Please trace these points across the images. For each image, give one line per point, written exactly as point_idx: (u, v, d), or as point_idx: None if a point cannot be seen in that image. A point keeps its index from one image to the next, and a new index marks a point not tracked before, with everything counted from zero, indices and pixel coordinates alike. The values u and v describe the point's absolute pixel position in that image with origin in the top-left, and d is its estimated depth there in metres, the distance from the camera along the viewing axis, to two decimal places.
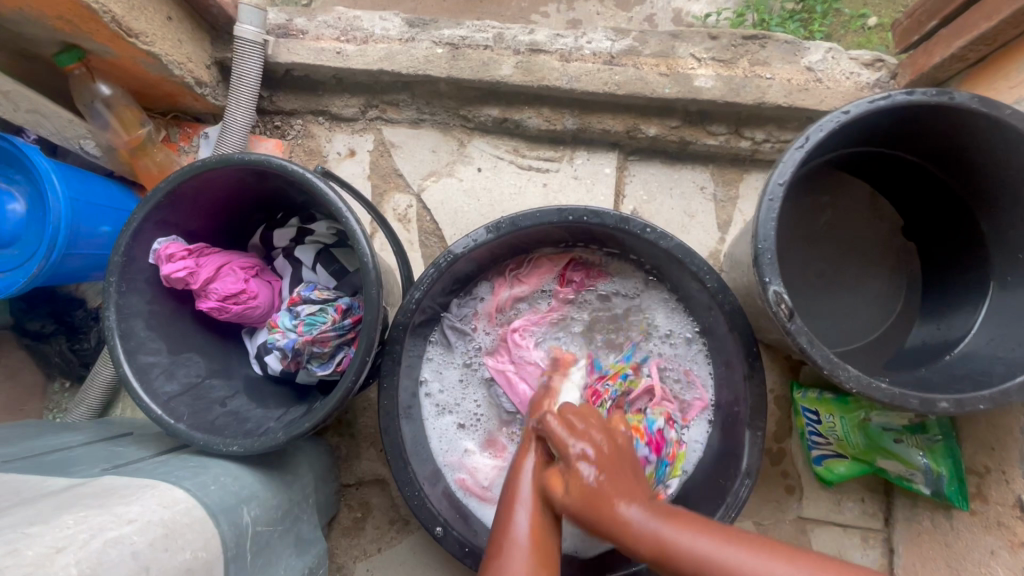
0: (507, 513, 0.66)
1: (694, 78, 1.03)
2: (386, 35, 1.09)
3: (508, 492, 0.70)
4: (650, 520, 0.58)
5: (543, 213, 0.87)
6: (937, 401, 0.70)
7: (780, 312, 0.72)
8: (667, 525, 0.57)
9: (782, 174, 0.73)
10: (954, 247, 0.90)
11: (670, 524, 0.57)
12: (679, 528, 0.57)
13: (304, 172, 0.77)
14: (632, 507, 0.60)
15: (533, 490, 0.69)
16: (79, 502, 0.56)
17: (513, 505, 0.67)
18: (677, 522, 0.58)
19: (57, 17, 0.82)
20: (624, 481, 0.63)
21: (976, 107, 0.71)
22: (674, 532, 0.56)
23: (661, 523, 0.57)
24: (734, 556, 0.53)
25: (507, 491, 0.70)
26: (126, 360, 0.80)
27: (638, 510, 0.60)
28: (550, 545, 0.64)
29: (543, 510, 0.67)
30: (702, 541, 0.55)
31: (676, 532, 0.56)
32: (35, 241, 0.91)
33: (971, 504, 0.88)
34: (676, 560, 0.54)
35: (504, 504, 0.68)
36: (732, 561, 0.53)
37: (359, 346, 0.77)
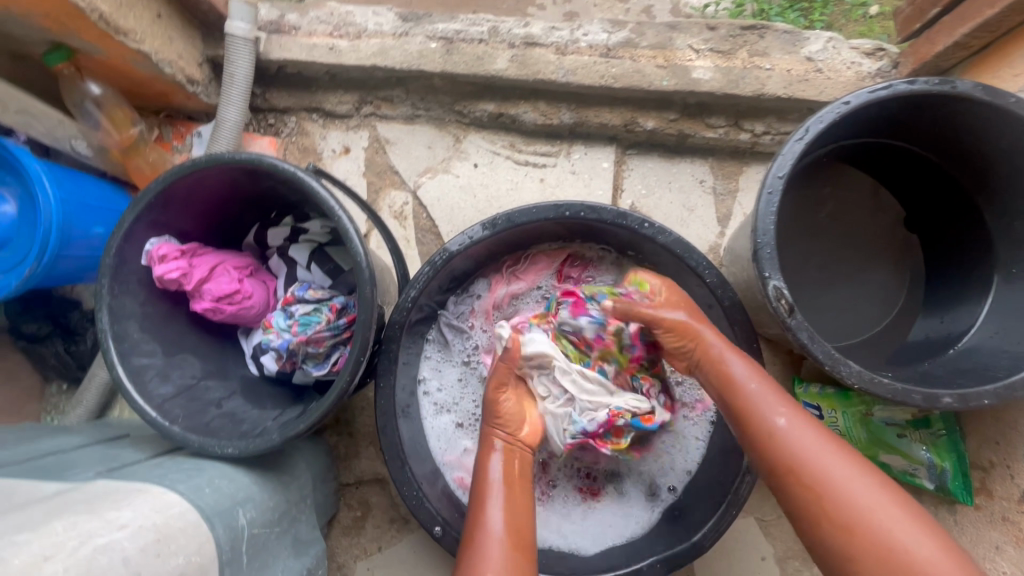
0: (480, 510, 0.74)
1: (692, 70, 1.02)
2: (380, 31, 1.08)
3: (479, 489, 0.77)
4: (806, 439, 0.66)
5: (539, 209, 0.85)
6: (941, 396, 0.69)
7: (780, 307, 0.71)
8: (813, 443, 0.65)
9: (782, 167, 0.72)
10: (956, 240, 0.89)
11: (808, 446, 0.65)
12: (826, 452, 0.64)
13: (296, 170, 0.76)
14: (794, 431, 0.67)
15: (501, 489, 0.77)
16: (71, 508, 0.55)
17: (486, 499, 0.75)
18: (829, 441, 0.65)
19: (44, 16, 0.81)
20: (776, 400, 0.69)
21: (980, 97, 0.69)
22: (830, 462, 0.63)
23: (817, 444, 0.65)
24: (883, 501, 0.60)
25: (478, 486, 0.78)
26: (120, 363, 0.79)
27: (800, 433, 0.66)
28: (522, 529, 0.73)
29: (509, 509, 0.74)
30: (861, 476, 0.62)
31: (836, 466, 0.63)
32: (26, 243, 0.90)
33: (975, 499, 0.87)
34: (818, 485, 0.62)
35: (475, 502, 0.76)
36: (882, 513, 0.59)
37: (354, 346, 0.75)
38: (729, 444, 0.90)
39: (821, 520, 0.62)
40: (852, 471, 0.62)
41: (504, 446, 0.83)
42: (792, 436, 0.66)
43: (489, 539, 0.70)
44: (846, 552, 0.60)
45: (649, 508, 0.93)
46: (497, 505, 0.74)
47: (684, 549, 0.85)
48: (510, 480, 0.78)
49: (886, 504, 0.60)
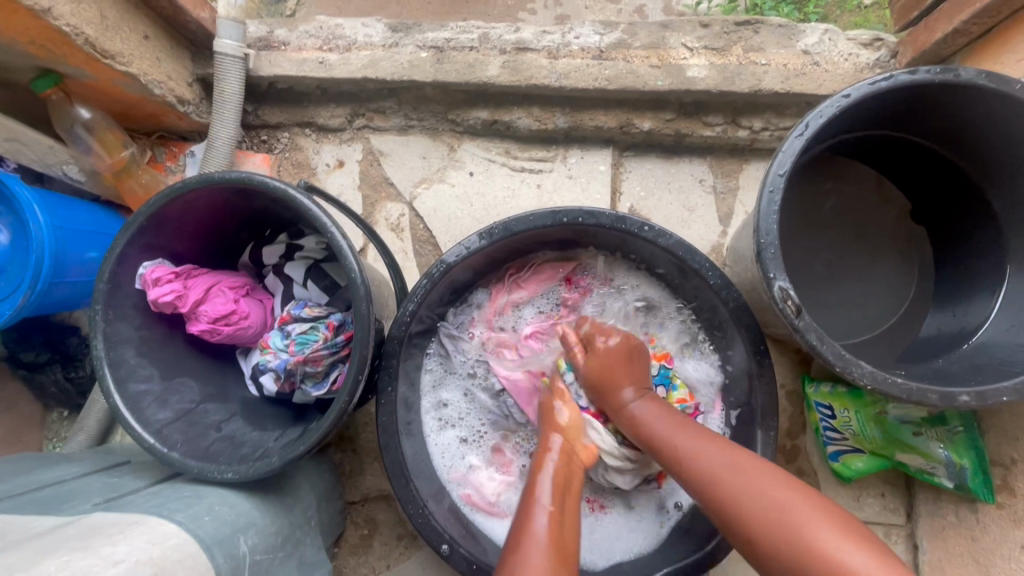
0: (527, 510, 0.71)
1: (687, 69, 1.00)
2: (369, 42, 1.07)
3: (528, 493, 0.74)
4: (710, 449, 0.69)
5: (537, 216, 0.83)
6: (958, 395, 0.67)
7: (786, 309, 0.69)
8: (707, 460, 0.68)
9: (783, 164, 0.70)
10: (966, 229, 0.87)
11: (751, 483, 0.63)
12: (731, 460, 0.67)
13: (286, 189, 0.75)
14: (692, 447, 0.70)
15: (548, 488, 0.73)
16: (65, 545, 0.54)
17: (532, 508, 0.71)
18: (730, 450, 0.68)
19: (28, 42, 0.80)
20: (711, 437, 0.71)
21: (984, 84, 0.67)
22: (734, 473, 0.65)
23: (715, 451, 0.68)
24: (742, 475, 0.64)
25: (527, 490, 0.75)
26: (116, 390, 0.78)
27: (699, 444, 0.70)
28: (566, 539, 0.67)
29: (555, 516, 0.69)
30: (761, 476, 0.63)
31: (745, 477, 0.64)
32: (20, 272, 0.89)
33: (997, 497, 0.84)
34: (731, 486, 0.64)
35: (522, 503, 0.73)
36: (759, 488, 0.62)
37: (352, 363, 0.74)
38: (741, 449, 0.87)
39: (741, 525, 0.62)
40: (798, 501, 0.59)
41: (561, 448, 0.80)
42: (699, 453, 0.69)
43: (532, 547, 0.65)
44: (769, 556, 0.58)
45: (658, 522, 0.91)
46: (543, 507, 0.70)
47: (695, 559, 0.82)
48: (562, 486, 0.74)
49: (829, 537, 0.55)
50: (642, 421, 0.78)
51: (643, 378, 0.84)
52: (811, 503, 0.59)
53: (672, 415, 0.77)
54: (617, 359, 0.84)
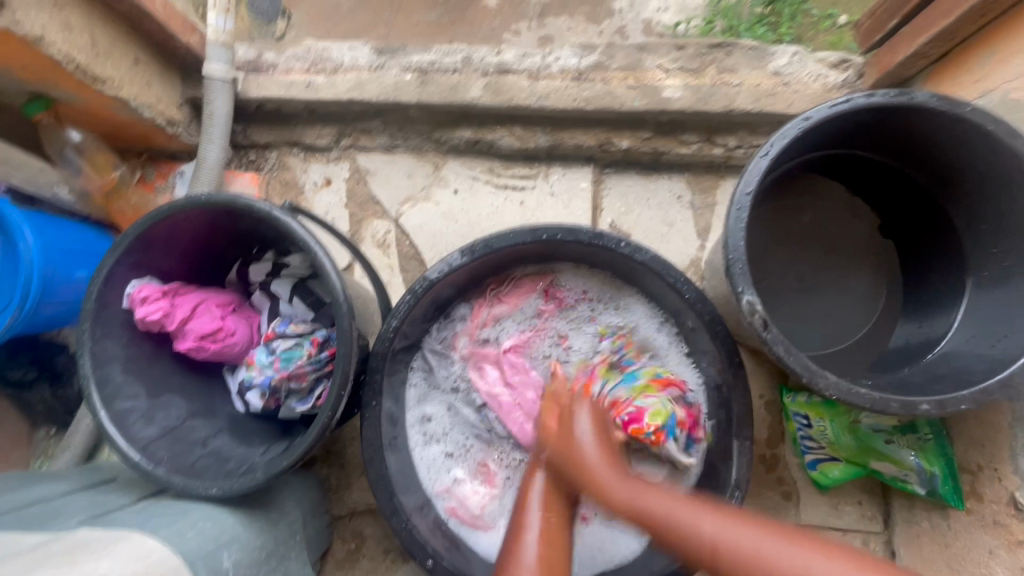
0: (515, 541, 0.70)
1: (662, 89, 1.04)
2: (356, 65, 1.10)
3: (514, 523, 0.73)
4: (697, 519, 0.60)
5: (517, 234, 0.86)
6: (919, 404, 0.69)
7: (754, 322, 0.71)
8: (661, 502, 0.64)
9: (748, 184, 0.73)
10: (929, 243, 0.90)
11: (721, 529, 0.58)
12: (732, 529, 0.57)
13: (272, 210, 0.77)
14: (681, 512, 0.61)
15: (538, 517, 0.72)
16: (49, 561, 0.55)
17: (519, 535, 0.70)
18: (716, 513, 0.60)
19: (21, 69, 0.83)
20: (698, 504, 0.62)
21: (937, 107, 0.71)
22: (734, 537, 0.56)
23: (703, 515, 0.60)
24: (740, 538, 0.56)
25: (518, 508, 0.75)
26: (103, 408, 0.79)
27: (674, 509, 0.62)
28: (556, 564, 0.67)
29: (545, 532, 0.70)
30: (774, 540, 0.54)
31: (746, 537, 0.56)
32: (9, 291, 0.91)
33: (966, 503, 0.87)
34: (734, 558, 0.55)
35: (512, 527, 0.73)
36: (769, 551, 0.53)
37: (335, 379, 0.76)
38: (718, 459, 0.89)
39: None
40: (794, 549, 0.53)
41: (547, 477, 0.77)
42: (689, 522, 0.60)
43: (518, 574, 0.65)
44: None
45: (638, 531, 0.92)
46: (535, 527, 0.71)
47: (674, 569, 0.84)
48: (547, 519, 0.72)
49: None
50: (586, 465, 0.71)
51: (610, 440, 0.78)
52: (791, 540, 0.54)
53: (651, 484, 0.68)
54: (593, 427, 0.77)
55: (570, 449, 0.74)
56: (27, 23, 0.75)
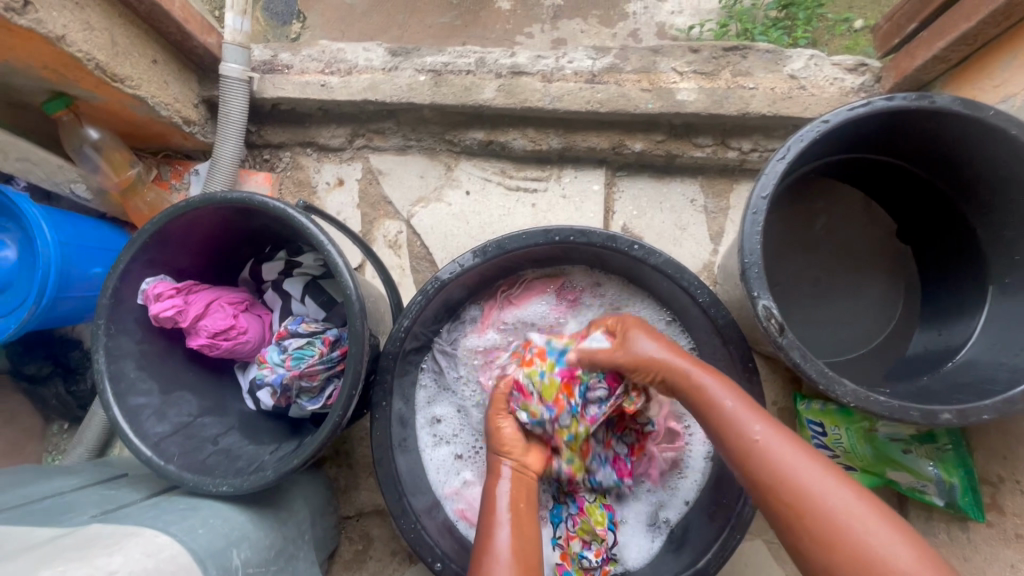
0: (489, 531, 0.73)
1: (676, 92, 1.03)
2: (370, 66, 1.10)
3: (486, 510, 0.76)
4: (750, 415, 0.66)
5: (529, 235, 0.86)
6: (940, 413, 0.68)
7: (770, 327, 0.70)
8: (720, 394, 0.69)
9: (764, 188, 0.72)
10: (948, 250, 0.89)
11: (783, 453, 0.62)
12: (788, 446, 0.62)
13: (286, 209, 0.77)
14: (737, 409, 0.67)
15: (507, 513, 0.74)
16: (62, 555, 0.55)
17: (492, 526, 0.73)
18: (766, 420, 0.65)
19: (43, 67, 0.84)
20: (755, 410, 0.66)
21: (959, 110, 0.70)
22: (776, 447, 0.62)
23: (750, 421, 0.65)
24: (787, 452, 0.62)
25: (486, 506, 0.77)
26: (116, 404, 0.80)
27: (736, 408, 0.67)
28: (528, 556, 0.70)
29: (514, 526, 0.73)
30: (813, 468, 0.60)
31: (789, 452, 0.62)
32: (26, 287, 0.92)
33: (987, 516, 0.86)
34: (773, 467, 0.61)
35: (482, 527, 0.74)
36: (809, 475, 0.59)
37: (346, 379, 0.75)
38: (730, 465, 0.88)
39: (775, 498, 0.60)
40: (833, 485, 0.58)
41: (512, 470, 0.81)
42: (744, 425, 0.65)
43: (496, 564, 0.68)
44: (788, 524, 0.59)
45: (650, 537, 0.92)
46: (506, 527, 0.73)
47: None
48: (518, 505, 0.76)
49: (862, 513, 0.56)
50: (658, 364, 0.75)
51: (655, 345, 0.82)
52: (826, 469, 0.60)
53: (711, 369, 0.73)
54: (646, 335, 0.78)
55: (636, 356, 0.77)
56: (48, 22, 0.76)
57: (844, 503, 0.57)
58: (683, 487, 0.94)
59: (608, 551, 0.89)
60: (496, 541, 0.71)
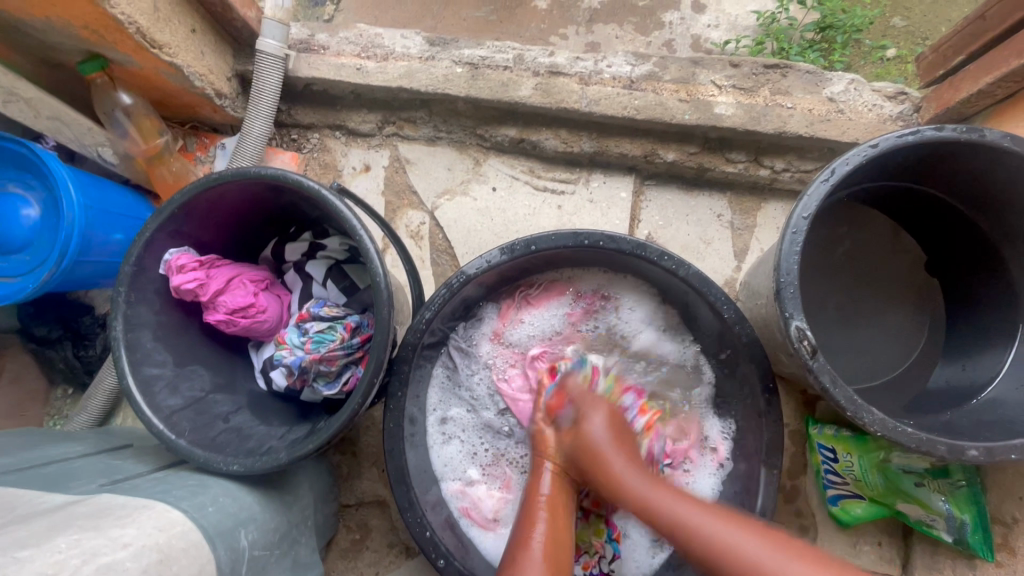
0: (521, 541, 0.72)
1: (714, 105, 1.02)
2: (407, 53, 1.09)
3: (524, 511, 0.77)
4: (690, 512, 0.68)
5: (560, 236, 0.84)
6: (967, 449, 0.67)
7: (802, 349, 0.70)
8: (675, 511, 0.69)
9: (806, 208, 0.71)
10: (977, 285, 0.88)
11: (703, 522, 0.66)
12: (717, 523, 0.66)
13: (320, 189, 0.76)
14: (692, 515, 0.67)
15: (543, 517, 0.75)
16: (76, 523, 0.54)
17: (531, 522, 0.74)
18: (705, 506, 0.68)
19: (82, 26, 0.83)
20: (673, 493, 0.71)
21: (1009, 147, 0.69)
22: (712, 526, 0.65)
23: (690, 509, 0.68)
24: (719, 528, 0.65)
25: (524, 511, 0.77)
26: (130, 372, 0.78)
27: (671, 505, 0.70)
28: (561, 559, 0.71)
29: (550, 534, 0.73)
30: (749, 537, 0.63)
31: (721, 527, 0.65)
32: (47, 247, 0.91)
33: (996, 556, 0.87)
34: (720, 556, 0.62)
35: (519, 527, 0.75)
36: (721, 534, 0.64)
37: (368, 366, 0.74)
38: (743, 485, 0.87)
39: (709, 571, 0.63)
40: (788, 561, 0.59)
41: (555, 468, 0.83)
42: (689, 519, 0.67)
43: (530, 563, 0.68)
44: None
45: (650, 553, 0.91)
46: (540, 530, 0.73)
47: None
48: (554, 508, 0.77)
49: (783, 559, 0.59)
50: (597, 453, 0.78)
51: (626, 438, 0.82)
52: (768, 543, 0.62)
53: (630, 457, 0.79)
54: (607, 424, 0.81)
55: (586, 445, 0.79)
56: None
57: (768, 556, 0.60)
58: None
59: (602, 566, 0.90)
60: (530, 548, 0.71)
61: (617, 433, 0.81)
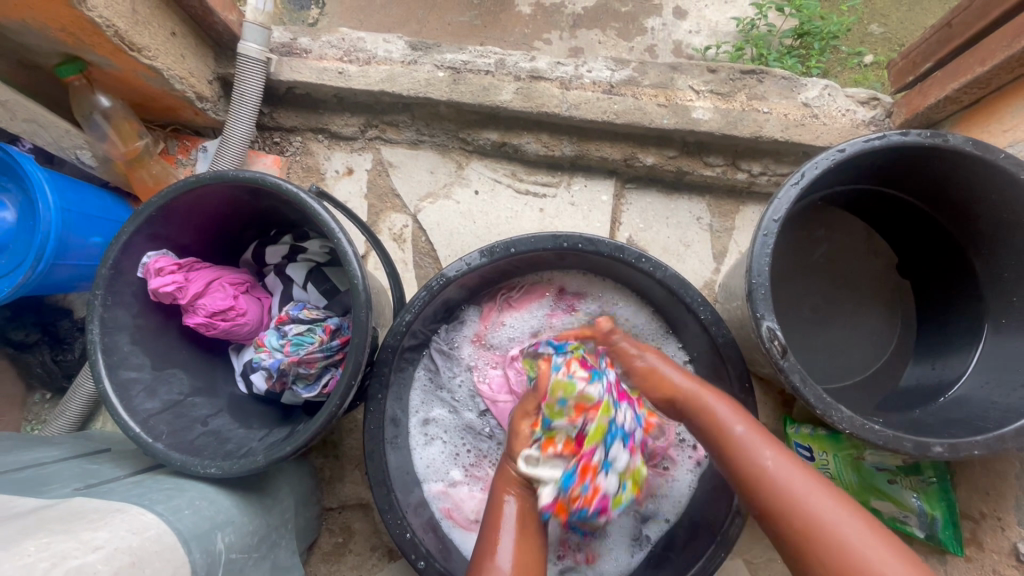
0: (488, 551, 0.70)
1: (692, 110, 1.04)
2: (389, 58, 1.09)
3: (490, 523, 0.73)
4: (775, 459, 0.66)
5: (538, 239, 0.85)
6: (933, 446, 0.69)
7: (773, 349, 0.71)
8: (729, 419, 0.71)
9: (777, 211, 0.73)
10: (944, 287, 0.91)
11: (795, 480, 0.63)
12: (785, 463, 0.65)
13: (298, 192, 0.76)
14: (766, 456, 0.66)
15: (512, 530, 0.71)
16: (46, 527, 0.54)
17: (495, 536, 0.71)
18: (794, 459, 0.66)
19: (60, 29, 0.83)
20: (767, 439, 0.68)
21: (971, 151, 0.71)
22: (787, 477, 0.64)
23: (771, 453, 0.66)
24: (797, 479, 0.63)
25: (489, 515, 0.74)
26: (107, 376, 0.78)
27: (742, 431, 0.69)
28: (532, 565, 0.69)
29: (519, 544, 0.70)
30: (826, 500, 0.61)
31: (799, 480, 0.64)
32: (23, 250, 0.90)
33: (966, 550, 0.87)
34: (804, 511, 0.60)
35: (482, 539, 0.72)
36: (811, 496, 0.61)
37: (346, 368, 0.75)
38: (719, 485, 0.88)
39: (770, 516, 0.63)
40: (851, 523, 0.58)
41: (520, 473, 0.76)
42: (754, 452, 0.67)
43: None
44: (800, 552, 0.59)
45: (629, 552, 0.92)
46: (506, 542, 0.70)
47: None
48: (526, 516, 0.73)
49: (846, 518, 0.59)
50: (698, 398, 0.75)
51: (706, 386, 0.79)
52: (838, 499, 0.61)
53: (721, 394, 0.76)
54: (682, 369, 0.79)
55: (699, 411, 0.74)
56: None
57: (850, 528, 0.58)
58: (663, 509, 0.93)
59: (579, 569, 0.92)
60: (498, 558, 0.69)
61: (666, 360, 0.82)
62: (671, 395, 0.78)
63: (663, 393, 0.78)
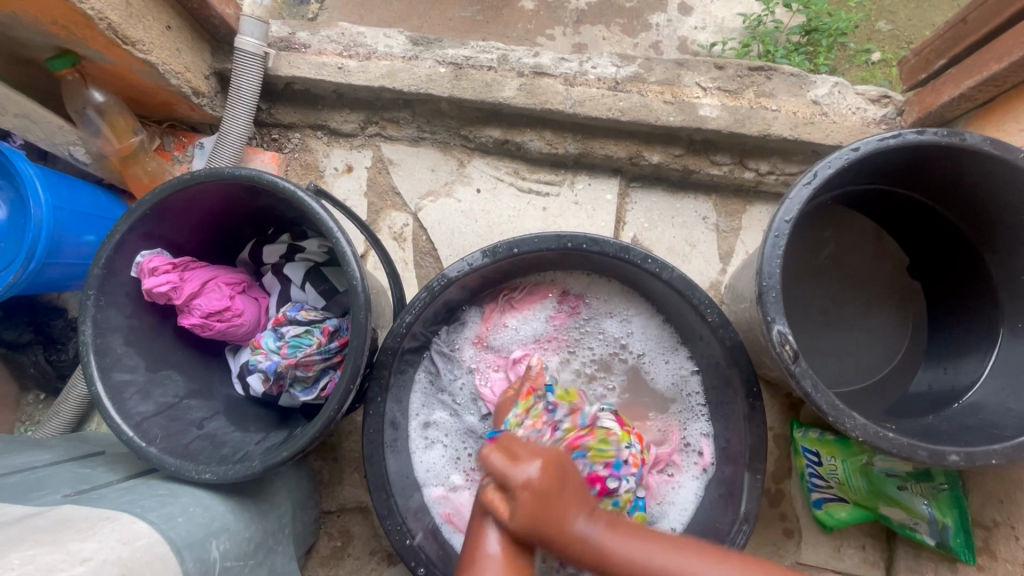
0: (481, 528, 0.61)
1: (699, 107, 1.01)
2: (390, 53, 1.07)
3: (488, 494, 0.64)
4: (669, 560, 0.54)
5: (542, 239, 0.83)
6: (948, 454, 0.67)
7: (783, 353, 0.69)
8: (633, 547, 0.55)
9: (789, 211, 0.71)
10: (957, 290, 0.89)
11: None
12: (688, 563, 0.53)
13: (296, 190, 0.74)
14: (654, 555, 0.54)
15: None
16: (32, 537, 0.52)
17: (491, 510, 0.61)
18: (704, 554, 0.54)
19: (51, 22, 0.80)
20: (639, 535, 0.56)
21: (990, 150, 0.69)
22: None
23: (688, 562, 0.53)
24: None
25: None
26: (100, 378, 0.76)
27: (633, 551, 0.54)
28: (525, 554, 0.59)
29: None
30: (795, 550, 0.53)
31: None
32: (15, 249, 0.88)
33: (978, 559, 0.84)
34: None
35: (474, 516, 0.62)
36: None
37: (345, 371, 0.72)
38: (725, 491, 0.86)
39: None
40: None
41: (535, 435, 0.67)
42: (647, 563, 0.53)
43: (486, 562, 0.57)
44: None
45: None
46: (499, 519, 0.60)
47: None
48: None
49: None
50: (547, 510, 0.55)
51: (586, 489, 0.59)
52: None
53: (607, 514, 0.58)
54: (549, 470, 0.57)
55: (574, 548, 0.54)
56: None
57: None
58: (669, 516, 0.91)
59: None
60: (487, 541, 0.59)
61: (556, 482, 0.56)
62: (561, 544, 0.55)
63: (537, 529, 0.55)
